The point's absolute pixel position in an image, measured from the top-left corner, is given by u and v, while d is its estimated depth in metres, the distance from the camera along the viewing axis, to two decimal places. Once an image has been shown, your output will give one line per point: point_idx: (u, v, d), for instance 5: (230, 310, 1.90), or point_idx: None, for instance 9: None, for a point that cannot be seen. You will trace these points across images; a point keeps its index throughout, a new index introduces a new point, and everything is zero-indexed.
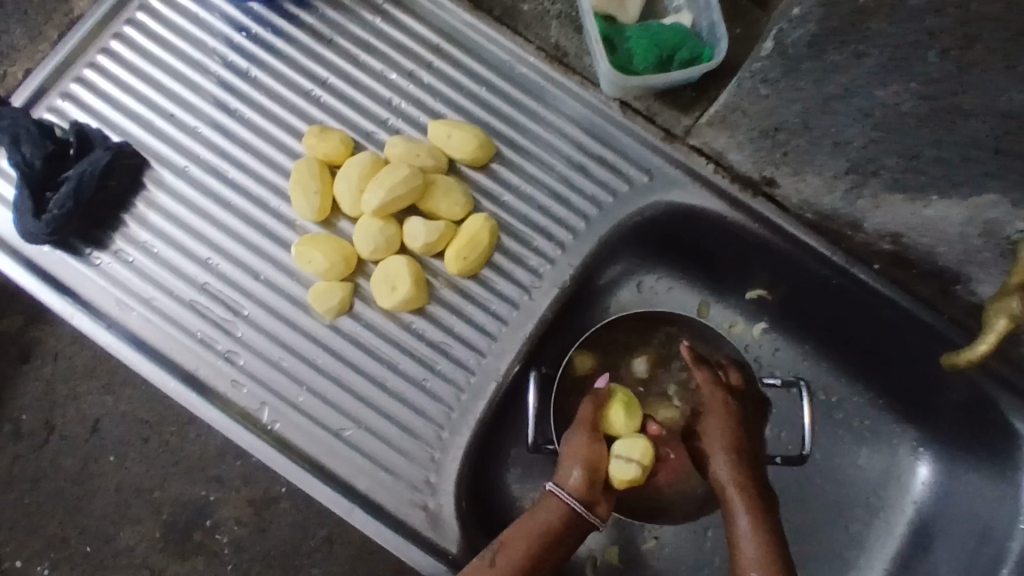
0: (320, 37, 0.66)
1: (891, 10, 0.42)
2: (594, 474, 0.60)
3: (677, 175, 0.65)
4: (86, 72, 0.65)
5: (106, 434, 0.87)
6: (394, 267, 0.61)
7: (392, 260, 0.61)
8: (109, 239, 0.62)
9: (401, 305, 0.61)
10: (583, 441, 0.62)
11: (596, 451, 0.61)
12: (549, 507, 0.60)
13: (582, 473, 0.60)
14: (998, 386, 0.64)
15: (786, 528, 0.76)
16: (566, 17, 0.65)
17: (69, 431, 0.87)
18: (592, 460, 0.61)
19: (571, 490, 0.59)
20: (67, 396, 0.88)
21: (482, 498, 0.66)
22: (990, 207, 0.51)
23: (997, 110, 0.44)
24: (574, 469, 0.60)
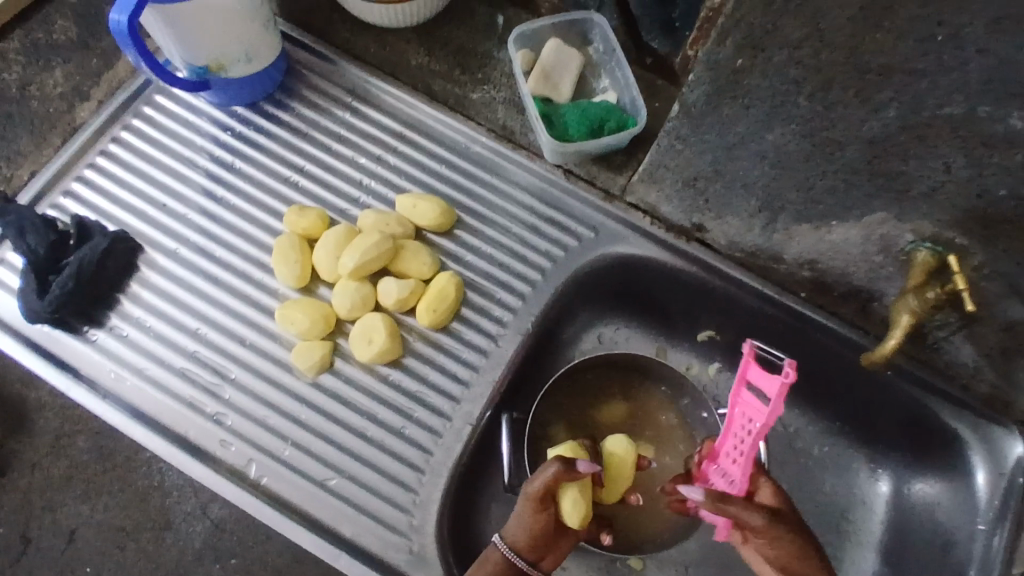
0: (297, 131, 0.75)
1: (761, 68, 0.55)
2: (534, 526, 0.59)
3: (620, 230, 0.74)
4: (85, 171, 0.72)
5: (84, 545, 0.78)
6: (374, 323, 0.67)
7: (373, 317, 0.67)
8: (105, 316, 0.68)
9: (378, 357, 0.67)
10: (529, 510, 0.59)
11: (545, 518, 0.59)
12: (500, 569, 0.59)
13: (527, 537, 0.59)
14: (930, 392, 0.70)
15: None
16: (511, 101, 0.75)
17: (44, 543, 0.78)
18: (537, 525, 0.59)
19: (514, 549, 0.59)
20: (43, 507, 0.79)
21: (462, 542, 0.68)
22: (881, 223, 0.60)
23: (863, 137, 0.55)
24: (519, 527, 0.59)
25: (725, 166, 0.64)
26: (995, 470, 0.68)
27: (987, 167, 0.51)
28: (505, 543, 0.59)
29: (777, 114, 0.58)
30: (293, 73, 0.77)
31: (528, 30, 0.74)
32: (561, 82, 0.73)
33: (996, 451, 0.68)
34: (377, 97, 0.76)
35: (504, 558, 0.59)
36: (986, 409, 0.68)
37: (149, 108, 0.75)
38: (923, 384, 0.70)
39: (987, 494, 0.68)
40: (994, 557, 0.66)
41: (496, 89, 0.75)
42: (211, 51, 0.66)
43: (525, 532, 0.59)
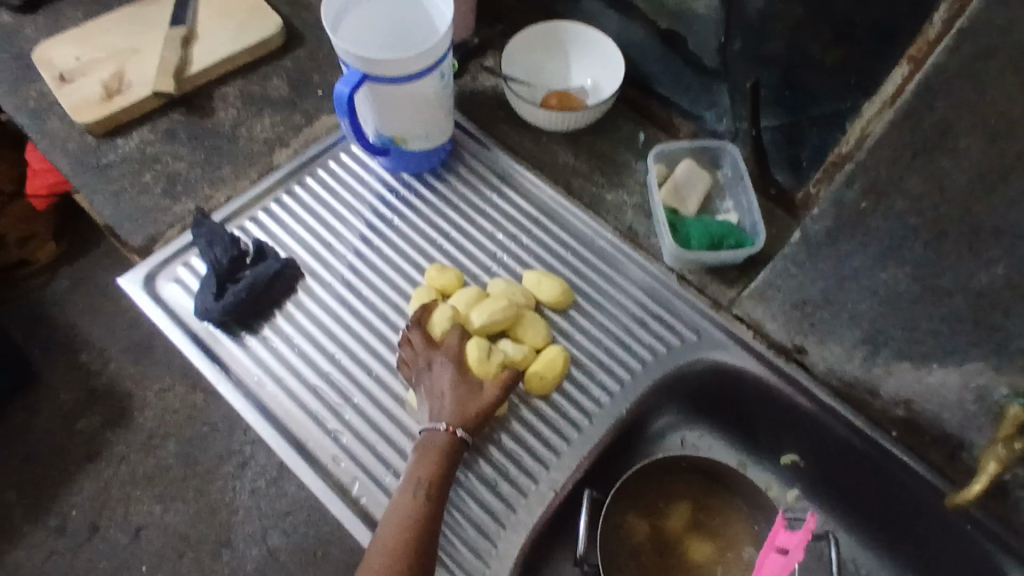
0: (449, 201, 0.86)
1: (884, 211, 0.61)
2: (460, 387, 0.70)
3: (723, 339, 0.78)
4: (271, 204, 0.85)
5: None
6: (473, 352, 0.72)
7: (474, 348, 0.72)
8: (260, 327, 0.77)
9: (449, 368, 0.71)
10: (448, 373, 0.70)
11: (460, 379, 0.70)
12: (440, 448, 0.67)
13: (463, 409, 0.69)
14: (1015, 557, 0.67)
15: None
16: (639, 208, 0.84)
17: None
18: (479, 405, 0.69)
19: (454, 421, 0.68)
20: None
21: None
22: (977, 372, 0.64)
23: (969, 287, 0.60)
24: (446, 408, 0.69)
25: (835, 294, 0.69)
26: None
27: None
28: (451, 425, 0.68)
29: (891, 256, 0.63)
30: (455, 153, 0.89)
31: (667, 149, 0.83)
32: (689, 197, 0.81)
33: None
34: (522, 184, 0.86)
35: (448, 434, 0.67)
36: None
37: (333, 163, 0.88)
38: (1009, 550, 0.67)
39: None
40: None
41: (628, 195, 0.85)
42: (401, 126, 0.79)
43: (458, 402, 0.69)
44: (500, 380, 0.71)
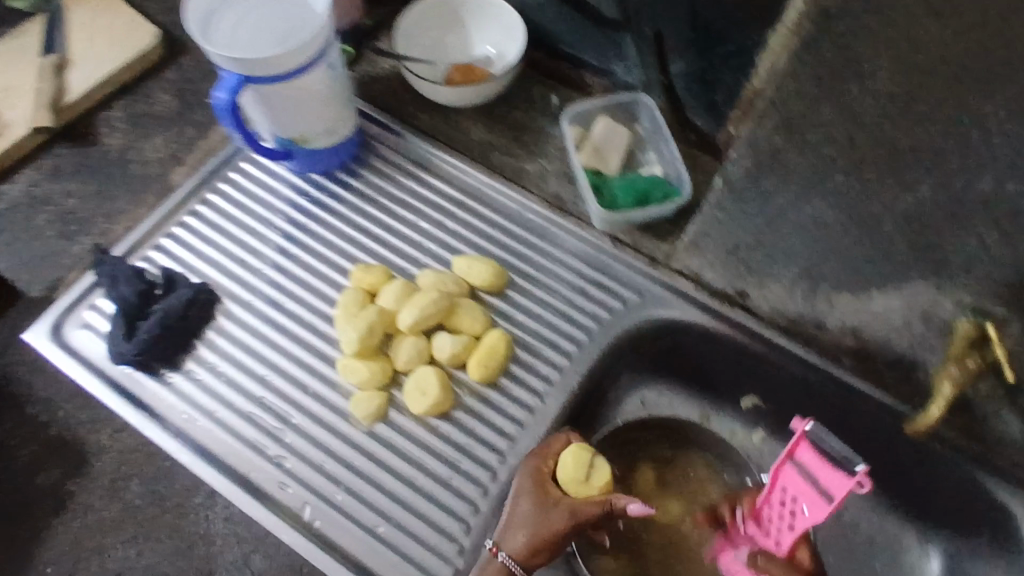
0: (365, 197, 0.81)
1: (800, 147, 0.59)
2: (535, 538, 0.62)
3: (666, 295, 0.76)
4: (174, 228, 0.80)
5: None
6: (572, 464, 0.65)
7: (580, 465, 0.64)
8: (183, 361, 0.73)
9: (531, 464, 0.66)
10: (529, 473, 0.65)
11: (536, 497, 0.64)
12: (490, 567, 0.62)
13: (527, 540, 0.62)
14: (985, 468, 0.67)
15: None
16: (562, 173, 0.81)
17: None
18: (540, 534, 0.62)
19: (502, 541, 0.63)
20: None
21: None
22: (919, 294, 0.63)
23: (898, 212, 0.58)
24: (518, 535, 0.63)
25: (767, 236, 0.68)
26: None
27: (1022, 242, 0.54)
28: (496, 543, 0.63)
29: (814, 190, 0.62)
30: (365, 145, 0.84)
31: (580, 109, 0.80)
32: (610, 156, 0.78)
33: None
34: (439, 167, 0.82)
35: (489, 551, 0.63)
36: None
37: (234, 173, 0.83)
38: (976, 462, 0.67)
39: None
40: None
41: (549, 161, 0.81)
42: (299, 127, 0.73)
43: (519, 523, 0.63)
44: (586, 512, 0.62)
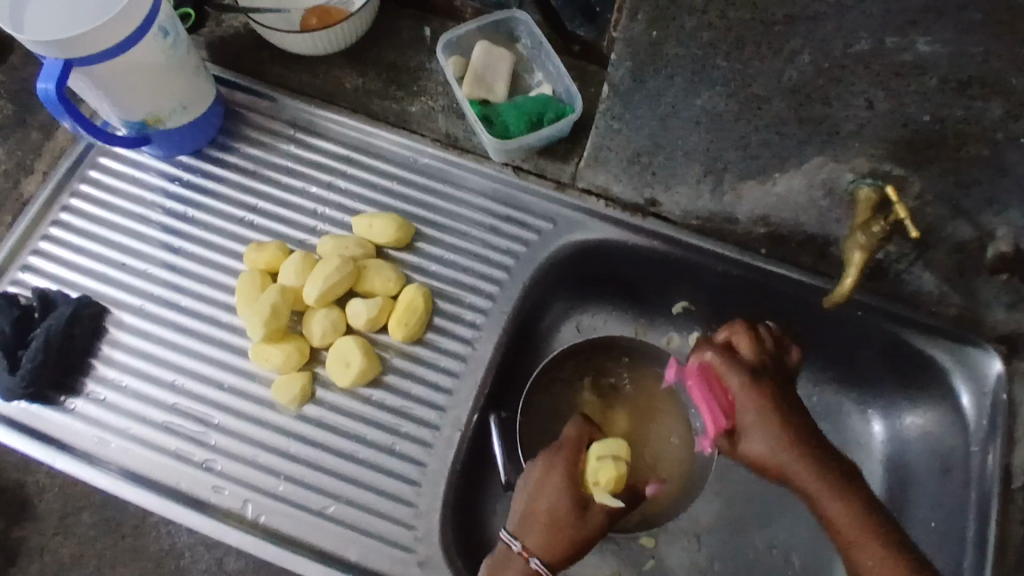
0: (246, 171, 0.75)
1: (676, 34, 0.62)
2: (554, 528, 0.62)
3: (578, 217, 0.73)
4: (41, 244, 0.73)
5: None
6: (596, 464, 0.64)
7: (597, 459, 0.64)
8: (82, 384, 0.68)
9: (558, 459, 0.65)
10: (557, 468, 0.65)
11: (567, 490, 0.63)
12: (505, 558, 0.62)
13: (551, 538, 0.62)
14: (903, 325, 0.69)
15: (772, 522, 0.74)
16: (450, 109, 0.76)
17: None
18: (572, 529, 0.62)
19: (535, 546, 0.62)
20: None
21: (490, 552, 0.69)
22: (820, 167, 0.62)
23: (784, 87, 0.60)
24: (542, 532, 0.62)
25: (664, 138, 0.66)
26: (980, 391, 0.67)
27: (906, 96, 0.57)
28: (523, 547, 0.62)
29: (699, 80, 0.62)
30: (232, 115, 0.77)
31: (454, 36, 0.76)
32: (495, 82, 0.74)
33: (978, 374, 0.68)
34: (319, 126, 0.76)
35: (521, 557, 0.62)
36: (961, 334, 0.68)
37: (94, 171, 0.76)
38: (894, 318, 0.69)
39: (973, 414, 0.67)
40: (992, 476, 0.65)
41: (433, 99, 0.76)
42: (146, 105, 0.67)
43: (550, 526, 0.62)
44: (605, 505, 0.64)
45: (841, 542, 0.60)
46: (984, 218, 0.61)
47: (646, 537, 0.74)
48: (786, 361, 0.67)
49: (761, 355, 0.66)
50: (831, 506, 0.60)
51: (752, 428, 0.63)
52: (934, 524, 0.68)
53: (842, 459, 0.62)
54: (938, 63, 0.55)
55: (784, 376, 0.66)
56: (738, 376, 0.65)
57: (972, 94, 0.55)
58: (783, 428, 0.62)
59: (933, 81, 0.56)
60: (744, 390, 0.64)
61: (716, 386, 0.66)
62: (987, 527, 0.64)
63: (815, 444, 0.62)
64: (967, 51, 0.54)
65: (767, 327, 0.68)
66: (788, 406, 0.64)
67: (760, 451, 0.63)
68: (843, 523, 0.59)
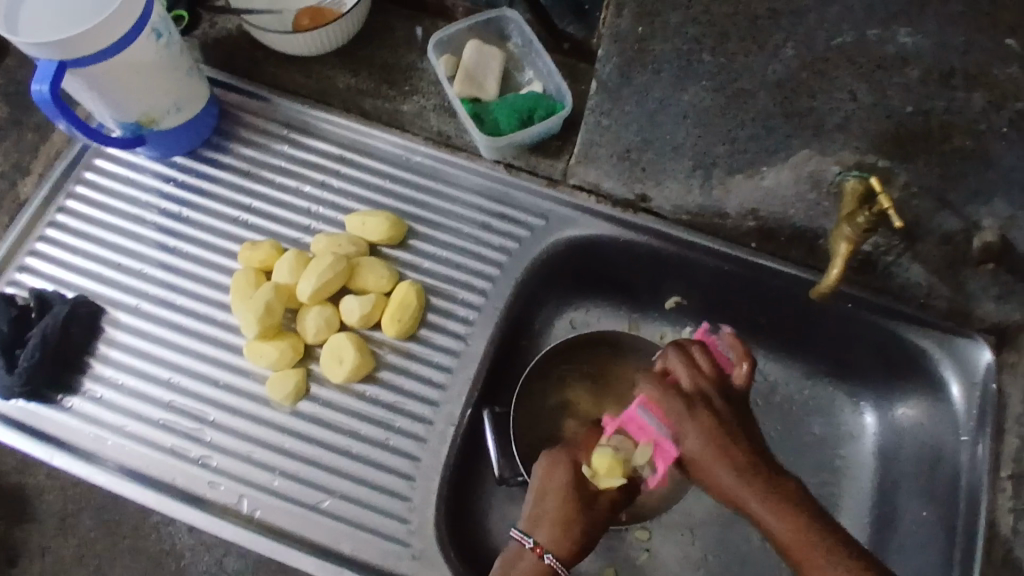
0: (240, 171, 0.76)
1: (664, 30, 0.63)
2: (566, 524, 0.62)
3: (569, 213, 0.74)
4: (37, 245, 0.74)
5: None
6: (599, 453, 0.64)
7: (602, 449, 0.65)
8: (78, 383, 0.69)
9: (563, 455, 0.66)
10: (562, 463, 0.65)
11: (575, 482, 0.64)
12: (516, 554, 0.62)
13: (562, 531, 0.62)
14: (890, 317, 0.70)
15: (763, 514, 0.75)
16: (441, 108, 0.77)
17: None
18: (583, 522, 0.62)
19: (547, 542, 0.62)
20: None
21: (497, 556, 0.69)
22: (806, 161, 0.63)
23: (768, 81, 0.61)
24: (551, 527, 0.62)
25: (652, 133, 0.67)
26: (969, 381, 0.68)
27: (888, 87, 0.58)
28: (536, 542, 0.62)
29: (686, 75, 0.63)
30: (226, 116, 0.78)
31: (445, 35, 0.76)
32: (486, 80, 0.75)
33: (969, 365, 0.68)
34: (312, 125, 0.77)
35: (534, 553, 0.61)
36: (951, 323, 0.68)
37: (89, 172, 0.76)
38: (885, 312, 0.70)
39: (964, 404, 0.68)
40: (982, 466, 0.65)
41: (424, 98, 0.77)
42: (140, 106, 0.68)
43: (560, 521, 0.62)
44: (615, 498, 0.64)
45: (791, 559, 0.58)
46: (970, 209, 0.60)
47: (640, 530, 0.74)
48: (730, 384, 0.66)
49: (706, 384, 0.65)
50: (775, 524, 0.59)
51: (696, 451, 0.62)
52: (924, 514, 0.69)
53: (782, 475, 0.62)
54: (920, 55, 0.57)
55: (726, 398, 0.65)
56: (678, 405, 0.64)
57: (955, 84, 0.57)
58: (723, 448, 0.62)
59: (916, 73, 0.57)
60: (682, 419, 0.63)
61: (656, 414, 0.65)
62: (978, 517, 0.64)
63: (756, 462, 0.62)
64: (951, 42, 0.56)
65: (703, 349, 0.67)
66: (733, 425, 0.63)
67: (704, 474, 0.62)
68: (789, 542, 0.58)
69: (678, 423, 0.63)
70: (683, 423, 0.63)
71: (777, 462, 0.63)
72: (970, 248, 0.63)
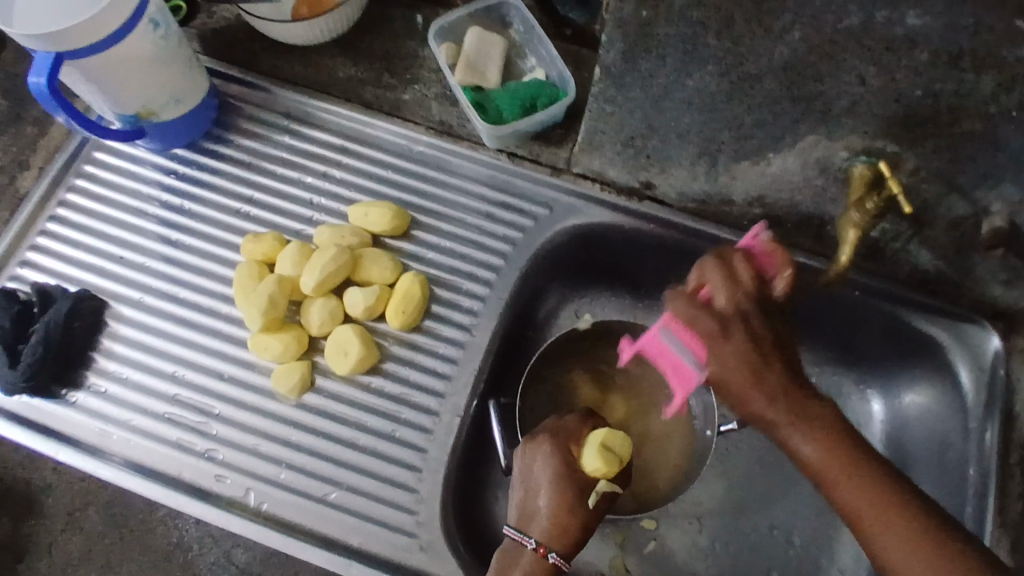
0: (242, 163, 0.75)
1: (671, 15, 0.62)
2: (561, 522, 0.61)
3: (573, 202, 0.73)
4: (38, 239, 0.73)
5: None
6: (589, 455, 0.63)
7: (593, 448, 0.63)
8: (82, 378, 0.69)
9: (551, 452, 0.64)
10: (550, 460, 0.63)
11: (567, 477, 0.62)
12: (516, 554, 0.61)
13: (561, 526, 0.61)
14: (901, 304, 0.69)
15: (769, 502, 0.75)
16: (443, 97, 0.76)
17: None
18: (578, 516, 0.62)
19: (547, 540, 0.61)
20: None
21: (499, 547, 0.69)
22: (813, 146, 0.62)
23: (775, 66, 0.60)
24: (549, 525, 0.61)
25: (656, 119, 0.66)
26: (979, 367, 0.68)
27: (897, 71, 0.57)
28: (536, 541, 0.61)
29: (691, 60, 0.63)
30: (227, 108, 0.77)
31: (446, 23, 0.75)
32: (488, 68, 0.74)
33: (978, 354, 0.68)
34: (313, 116, 0.76)
35: (537, 553, 0.60)
36: (957, 310, 0.69)
37: (89, 166, 0.76)
38: (893, 299, 0.69)
39: (971, 389, 0.68)
40: (990, 452, 0.65)
41: (426, 87, 0.76)
42: (137, 99, 0.67)
43: (553, 515, 0.61)
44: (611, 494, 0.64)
45: (817, 480, 0.56)
46: (978, 195, 0.60)
47: (647, 519, 0.74)
48: (770, 293, 0.57)
49: (742, 301, 0.56)
50: (808, 448, 0.55)
51: (729, 380, 0.55)
52: (932, 501, 0.69)
53: (817, 395, 0.56)
54: (929, 37, 0.56)
55: (765, 314, 0.56)
56: (707, 325, 0.55)
57: (964, 66, 0.56)
58: (761, 373, 0.55)
59: (924, 55, 0.56)
60: (713, 340, 0.55)
61: (678, 333, 0.59)
62: (986, 503, 0.64)
63: (789, 379, 0.55)
64: (959, 22, 0.55)
65: (746, 257, 0.58)
66: (768, 342, 0.55)
67: (735, 397, 0.56)
68: (820, 466, 0.55)
69: (715, 341, 0.55)
70: (720, 356, 0.55)
71: (808, 380, 0.57)
72: (978, 234, 0.63)
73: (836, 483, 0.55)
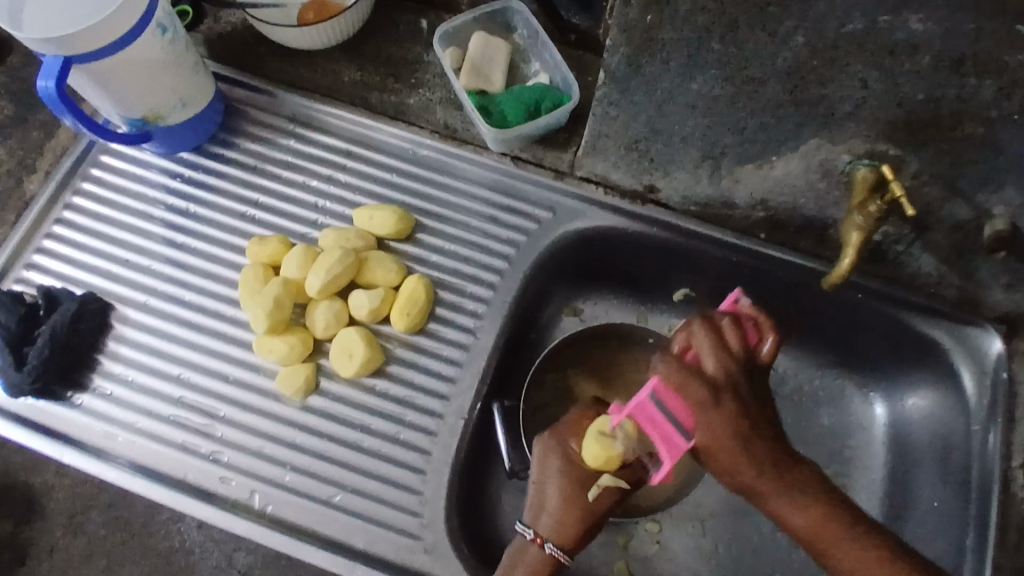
0: (247, 166, 0.76)
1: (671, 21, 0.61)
2: (562, 514, 0.61)
3: (577, 206, 0.74)
4: (44, 242, 0.74)
5: None
6: (589, 445, 0.62)
7: (592, 438, 0.62)
8: (87, 380, 0.69)
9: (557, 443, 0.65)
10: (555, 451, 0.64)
11: (570, 469, 0.63)
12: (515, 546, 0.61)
13: (561, 519, 0.61)
14: (903, 307, 0.70)
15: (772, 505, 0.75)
16: (448, 101, 0.76)
17: None
18: (578, 509, 0.62)
19: (546, 531, 0.61)
20: None
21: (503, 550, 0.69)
22: (816, 150, 0.63)
23: (777, 71, 0.60)
24: (550, 517, 0.62)
25: (659, 123, 0.67)
26: (981, 371, 0.68)
27: (899, 77, 0.56)
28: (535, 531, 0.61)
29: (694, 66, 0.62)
30: (232, 111, 0.78)
31: (451, 27, 0.76)
32: (493, 72, 0.75)
33: (980, 356, 0.68)
34: (318, 120, 0.77)
35: (535, 543, 0.61)
36: (959, 314, 0.69)
37: (95, 169, 0.76)
38: (895, 302, 0.70)
39: (973, 393, 0.68)
40: (992, 455, 0.65)
41: (430, 91, 0.77)
42: (144, 103, 0.67)
43: (554, 508, 0.62)
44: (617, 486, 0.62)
45: (811, 547, 0.57)
46: (980, 199, 0.60)
47: (651, 522, 0.74)
48: (755, 361, 0.61)
49: (734, 368, 0.59)
50: (797, 520, 0.56)
51: (718, 446, 0.57)
52: (935, 505, 0.69)
53: (799, 460, 0.58)
54: (931, 43, 0.54)
55: (750, 379, 0.60)
56: (699, 392, 0.58)
57: (965, 71, 0.54)
58: (745, 442, 0.57)
59: (926, 60, 0.55)
60: (704, 408, 0.58)
61: (672, 404, 0.59)
62: (989, 506, 0.64)
63: (772, 445, 0.58)
64: (959, 28, 0.53)
65: (734, 322, 0.61)
66: (751, 407, 0.59)
67: (723, 467, 0.58)
68: (813, 534, 0.56)
69: (701, 407, 0.58)
70: (712, 417, 0.57)
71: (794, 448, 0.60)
72: (980, 237, 0.63)
73: (830, 550, 0.56)
